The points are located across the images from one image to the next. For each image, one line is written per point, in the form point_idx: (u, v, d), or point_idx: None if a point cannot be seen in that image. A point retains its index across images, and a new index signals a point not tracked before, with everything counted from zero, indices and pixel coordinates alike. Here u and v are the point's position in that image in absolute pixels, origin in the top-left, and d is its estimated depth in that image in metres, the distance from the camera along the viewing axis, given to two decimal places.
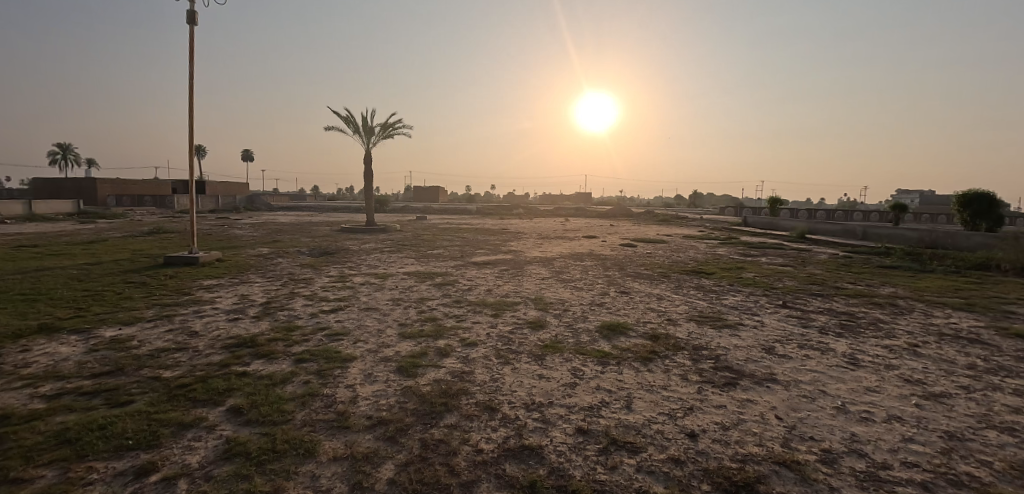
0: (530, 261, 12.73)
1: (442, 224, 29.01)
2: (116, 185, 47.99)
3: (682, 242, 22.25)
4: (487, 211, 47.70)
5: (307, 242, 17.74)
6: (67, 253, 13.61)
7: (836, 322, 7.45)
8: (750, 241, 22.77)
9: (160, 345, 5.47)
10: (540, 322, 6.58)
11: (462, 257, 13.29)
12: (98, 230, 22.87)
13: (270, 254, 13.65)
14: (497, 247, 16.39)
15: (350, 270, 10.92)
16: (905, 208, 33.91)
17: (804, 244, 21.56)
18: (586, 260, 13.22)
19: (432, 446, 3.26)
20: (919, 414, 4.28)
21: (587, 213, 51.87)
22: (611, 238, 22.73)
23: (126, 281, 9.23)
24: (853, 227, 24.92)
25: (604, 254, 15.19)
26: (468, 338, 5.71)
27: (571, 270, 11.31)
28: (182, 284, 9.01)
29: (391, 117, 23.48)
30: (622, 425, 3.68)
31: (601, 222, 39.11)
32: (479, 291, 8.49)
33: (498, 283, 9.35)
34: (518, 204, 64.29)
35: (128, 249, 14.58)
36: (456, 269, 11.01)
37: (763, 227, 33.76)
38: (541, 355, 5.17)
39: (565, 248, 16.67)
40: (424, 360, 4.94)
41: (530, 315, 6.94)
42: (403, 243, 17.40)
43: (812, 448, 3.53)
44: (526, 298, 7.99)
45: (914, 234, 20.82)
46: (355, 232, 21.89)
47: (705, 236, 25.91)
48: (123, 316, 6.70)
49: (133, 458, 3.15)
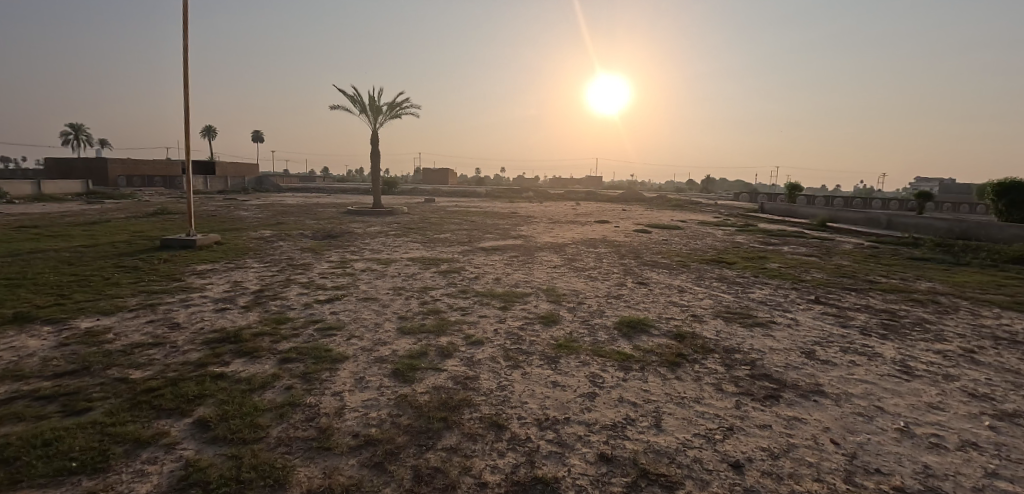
0: (541, 248, 12.12)
1: (452, 207, 28.47)
2: (127, 165, 47.97)
3: (698, 227, 21.49)
4: (496, 194, 47.04)
5: (312, 224, 17.30)
6: (65, 235, 13.27)
7: (877, 321, 6.77)
8: (770, 228, 21.88)
9: (136, 339, 5.00)
10: (553, 316, 5.99)
11: (470, 242, 12.70)
12: (106, 210, 22.74)
13: (272, 237, 13.20)
14: (506, 232, 15.77)
15: (352, 255, 10.38)
16: (931, 195, 32.64)
17: (826, 233, 20.63)
18: (600, 247, 12.54)
19: (427, 478, 2.71)
20: (998, 440, 3.65)
21: (599, 198, 50.83)
22: (624, 223, 22.04)
23: (118, 265, 8.83)
24: (877, 216, 23.91)
25: (618, 240, 14.51)
26: (473, 335, 5.15)
27: (584, 258, 10.66)
28: (175, 269, 8.58)
29: (398, 96, 22.73)
30: (653, 451, 3.10)
31: (613, 207, 38.28)
32: (487, 280, 7.92)
33: (507, 271, 8.75)
34: (527, 188, 63.45)
35: (129, 230, 14.22)
36: (463, 256, 10.42)
37: (781, 214, 32.71)
38: (555, 358, 4.60)
39: (576, 234, 16.01)
40: (424, 362, 4.39)
41: (542, 308, 6.37)
42: (410, 226, 16.84)
43: (881, 485, 2.95)
44: (537, 289, 7.39)
45: (944, 224, 19.85)
46: (362, 214, 21.40)
47: (722, 222, 25.04)
48: (104, 305, 6.25)
49: (72, 487, 2.65)
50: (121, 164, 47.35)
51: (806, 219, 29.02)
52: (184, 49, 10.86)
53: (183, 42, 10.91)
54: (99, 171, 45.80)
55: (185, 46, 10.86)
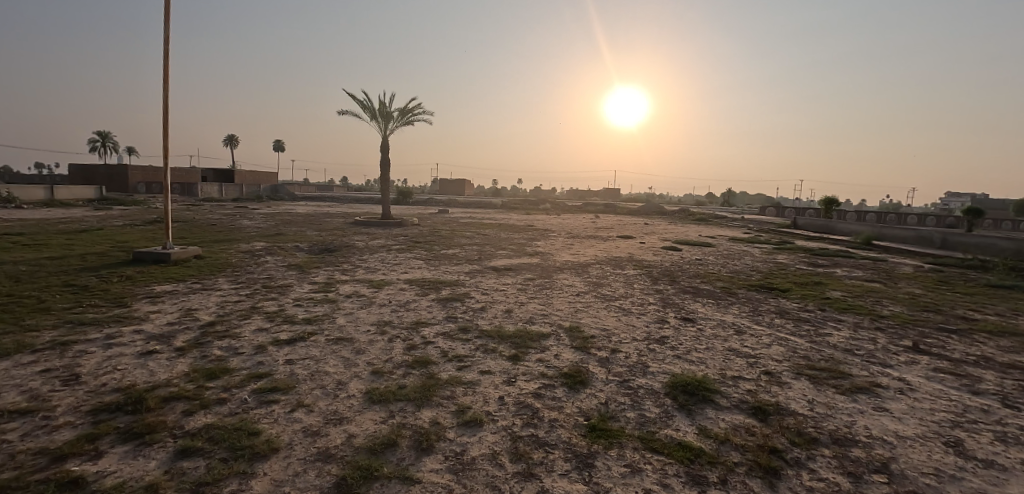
0: (561, 268, 10.57)
1: (465, 219, 27.04)
2: (148, 172, 47.78)
3: (732, 245, 19.65)
4: (512, 205, 45.56)
5: (313, 235, 16.05)
6: (43, 244, 12.23)
7: (1016, 385, 5.04)
8: (812, 247, 19.86)
9: (3, 404, 3.64)
10: (580, 373, 4.42)
11: (480, 260, 11.20)
12: (108, 217, 21.97)
13: (262, 250, 11.93)
14: (522, 247, 14.22)
15: (341, 275, 8.96)
16: (981, 212, 30.15)
17: (877, 253, 18.57)
18: (628, 269, 10.89)
19: None
20: None
21: (618, 210, 49.04)
22: (650, 238, 20.27)
23: (68, 284, 7.61)
24: (929, 234, 21.73)
25: (648, 260, 12.85)
26: (469, 408, 3.62)
27: (612, 282, 9.05)
28: (128, 290, 7.30)
29: (411, 101, 21.57)
30: None
31: (633, 220, 36.42)
32: (495, 313, 6.36)
33: (521, 299, 7.21)
34: (544, 200, 61.97)
35: (112, 240, 13.14)
36: (470, 277, 8.91)
37: (817, 230, 30.49)
38: (589, 458, 3.04)
39: (599, 251, 14.41)
40: (389, 464, 2.88)
41: (565, 359, 4.79)
42: (417, 240, 15.41)
43: None
44: (558, 328, 5.82)
45: (1012, 245, 17.68)
46: (369, 225, 20.15)
47: (755, 239, 23.10)
48: (9, 340, 4.98)
49: None
50: (141, 171, 47.26)
51: (846, 236, 26.82)
52: (166, 40, 9.72)
53: (165, 32, 9.76)
54: (119, 178, 45.94)
55: (167, 37, 9.72)
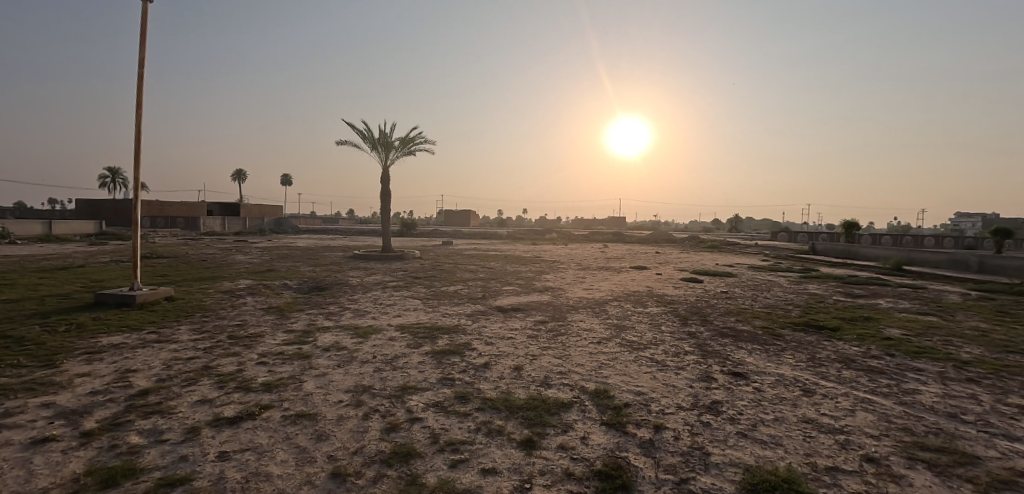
0: (576, 306, 9.37)
1: (470, 251, 25.98)
2: (153, 207, 47.25)
3: (755, 274, 18.35)
4: (519, 236, 44.64)
5: (305, 271, 14.99)
6: (8, 285, 11.22)
7: None
8: (840, 275, 18.53)
9: None
10: (621, 472, 3.17)
11: (484, 299, 10.01)
12: (99, 254, 21.09)
13: (244, 290, 10.82)
14: (530, 282, 13.00)
15: (324, 320, 7.79)
16: (1011, 232, 28.72)
17: (914, 280, 17.19)
18: (651, 306, 9.64)
19: None
20: None
21: (626, 238, 47.93)
22: (666, 269, 19.05)
23: (3, 336, 6.53)
24: (966, 257, 20.34)
25: (670, 294, 11.60)
26: None
27: (637, 325, 7.81)
28: (68, 343, 6.20)
29: (413, 130, 20.89)
30: None
31: (644, 249, 35.17)
32: (502, 372, 5.14)
33: (533, 351, 5.99)
34: (550, 230, 61.06)
35: (87, 280, 12.13)
36: (472, 321, 7.71)
37: (838, 255, 29.09)
38: None
39: (614, 284, 13.18)
40: None
41: (596, 444, 3.55)
42: (416, 275, 14.28)
43: None
44: (582, 393, 4.58)
45: None
46: (369, 259, 19.14)
47: (776, 267, 21.77)
48: None
49: None
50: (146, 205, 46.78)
51: (873, 260, 25.39)
52: (141, 63, 8.96)
53: (140, 55, 8.98)
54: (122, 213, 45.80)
55: (144, 61, 9.03)
